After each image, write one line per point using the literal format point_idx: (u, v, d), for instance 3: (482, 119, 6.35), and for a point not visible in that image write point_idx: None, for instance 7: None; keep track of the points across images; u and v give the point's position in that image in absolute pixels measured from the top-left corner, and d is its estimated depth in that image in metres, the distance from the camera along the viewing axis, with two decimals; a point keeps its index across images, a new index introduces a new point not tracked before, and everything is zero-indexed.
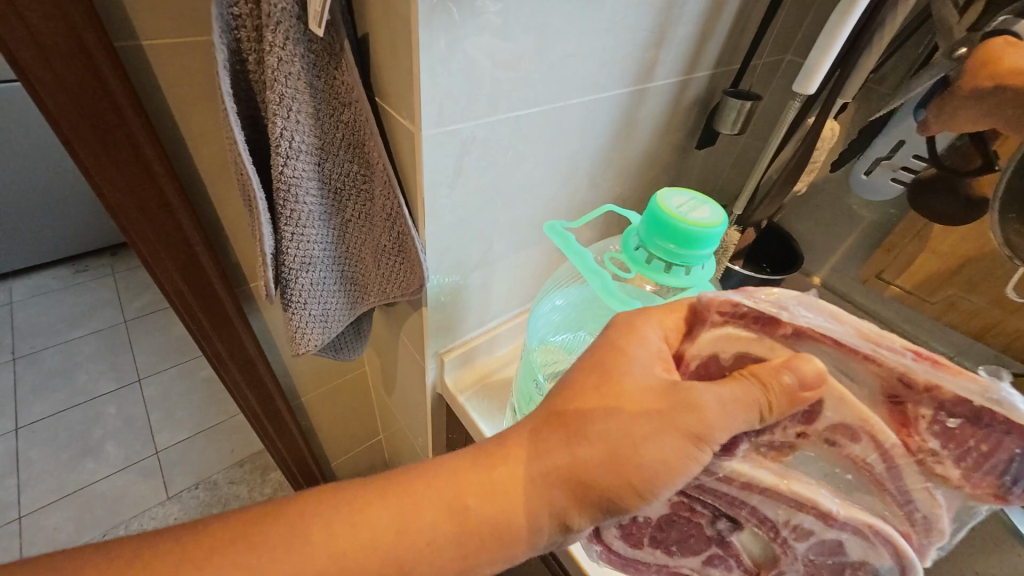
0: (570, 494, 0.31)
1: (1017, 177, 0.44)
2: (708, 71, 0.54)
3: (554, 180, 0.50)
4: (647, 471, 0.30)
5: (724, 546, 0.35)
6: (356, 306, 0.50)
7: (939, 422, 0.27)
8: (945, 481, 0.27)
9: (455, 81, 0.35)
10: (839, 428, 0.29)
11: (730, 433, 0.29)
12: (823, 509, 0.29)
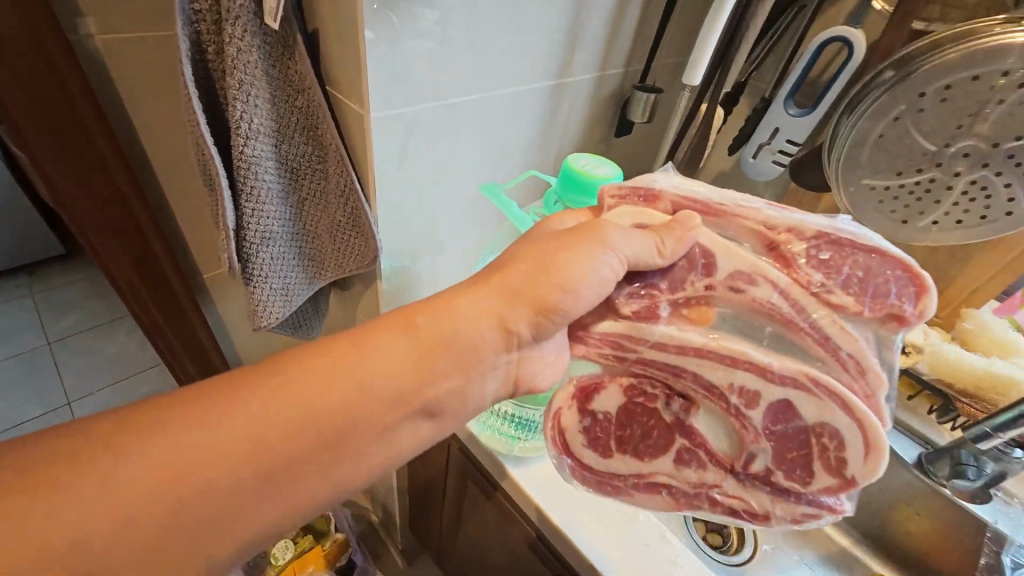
0: (505, 302, 0.37)
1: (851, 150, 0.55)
2: (619, 70, 0.63)
3: (493, 164, 0.57)
4: (568, 272, 0.36)
5: (690, 437, 0.41)
6: (314, 281, 0.54)
7: (813, 257, 0.36)
8: (847, 310, 0.35)
9: (398, 72, 0.41)
10: (734, 274, 0.37)
11: (633, 246, 0.36)
12: (754, 360, 0.37)
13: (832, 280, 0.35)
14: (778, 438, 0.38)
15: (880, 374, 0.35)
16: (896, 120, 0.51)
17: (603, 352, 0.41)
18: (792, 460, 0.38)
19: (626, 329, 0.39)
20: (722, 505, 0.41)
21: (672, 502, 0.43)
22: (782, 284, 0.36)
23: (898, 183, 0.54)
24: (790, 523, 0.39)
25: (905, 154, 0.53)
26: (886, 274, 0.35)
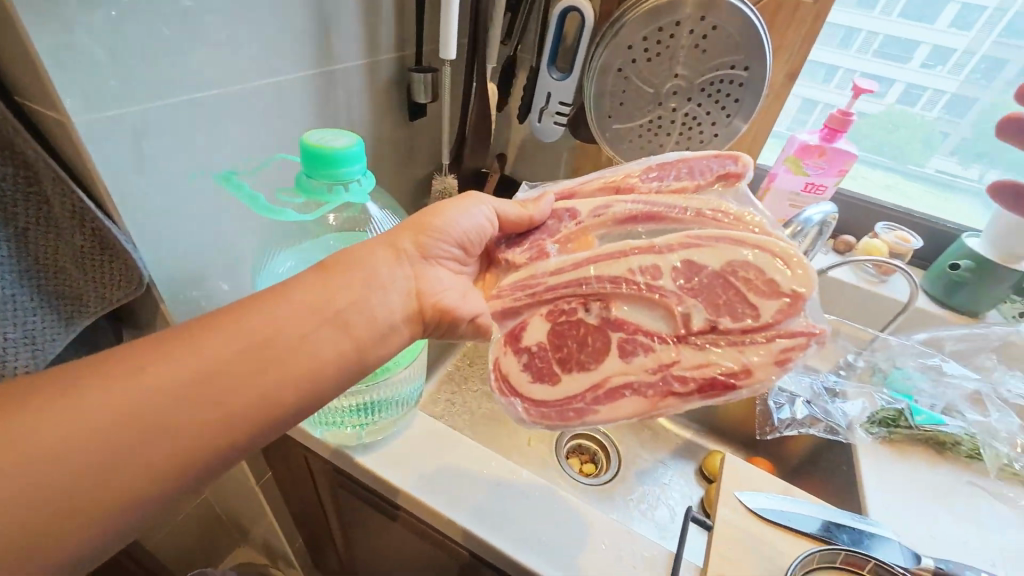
0: (405, 245, 0.49)
1: (594, 101, 0.64)
2: (391, 55, 0.67)
3: (275, 159, 0.56)
4: (451, 214, 0.52)
5: (624, 331, 0.46)
6: (71, 326, 0.45)
7: (646, 177, 0.53)
8: (684, 191, 0.51)
9: (110, 71, 0.39)
10: (594, 206, 0.52)
11: (500, 199, 0.54)
12: (636, 246, 0.47)
13: (665, 180, 0.52)
14: (702, 294, 0.45)
15: (738, 215, 0.48)
16: (619, 72, 0.61)
17: (520, 295, 0.49)
18: (724, 302, 0.44)
19: (527, 270, 0.51)
20: (700, 377, 0.43)
21: (653, 399, 0.43)
22: (638, 199, 0.51)
23: (636, 124, 0.65)
24: (779, 362, 0.42)
25: (633, 100, 0.63)
26: (706, 163, 0.52)
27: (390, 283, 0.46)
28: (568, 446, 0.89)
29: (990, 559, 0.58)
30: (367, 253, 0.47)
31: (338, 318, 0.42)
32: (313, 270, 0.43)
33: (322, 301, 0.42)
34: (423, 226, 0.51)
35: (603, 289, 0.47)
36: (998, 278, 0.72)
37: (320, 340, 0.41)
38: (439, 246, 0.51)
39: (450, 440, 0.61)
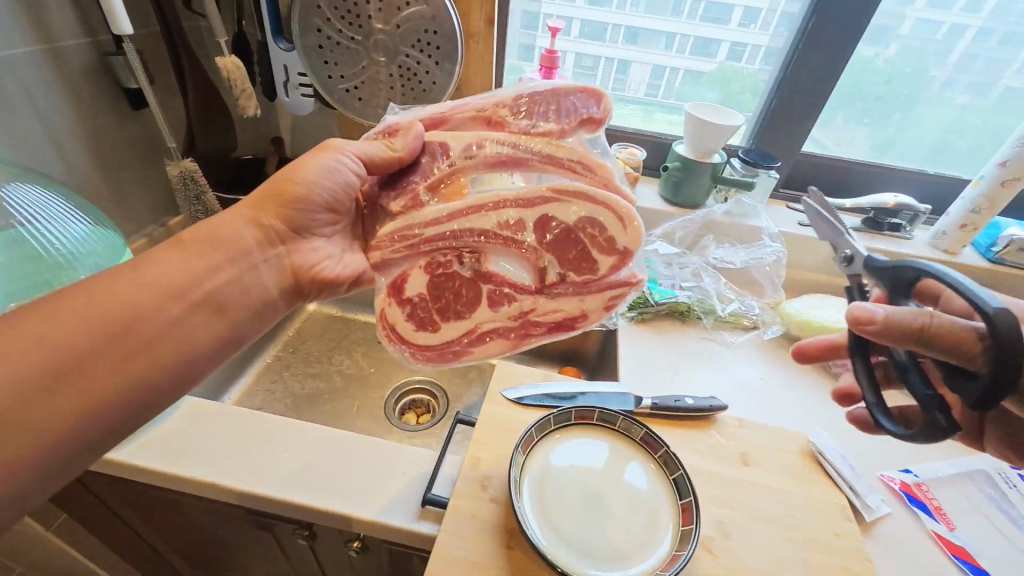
0: (273, 210, 0.50)
1: (306, 63, 0.67)
2: (79, 40, 0.65)
3: None
4: (309, 179, 0.51)
5: (494, 282, 0.48)
6: None
7: (517, 114, 0.48)
8: (550, 133, 0.47)
9: None
10: (466, 145, 0.48)
11: (359, 147, 0.51)
12: (502, 197, 0.46)
13: (533, 119, 0.47)
14: (557, 246, 0.46)
15: (600, 165, 0.46)
16: (317, 32, 0.65)
17: (396, 246, 0.48)
18: (573, 257, 0.46)
19: (401, 222, 0.49)
20: (551, 322, 0.47)
21: (508, 345, 0.48)
22: (507, 139, 0.47)
23: (355, 80, 0.69)
24: (605, 308, 0.46)
25: (342, 57, 0.67)
26: (570, 99, 0.47)
27: (261, 262, 0.50)
28: (402, 404, 0.93)
29: (705, 388, 0.73)
30: (237, 228, 0.49)
31: (210, 301, 0.46)
32: (172, 248, 0.46)
33: (198, 278, 0.45)
34: (287, 197, 0.50)
35: (478, 244, 0.46)
36: (699, 173, 0.86)
37: (195, 321, 0.45)
38: (308, 214, 0.52)
39: (223, 416, 0.61)
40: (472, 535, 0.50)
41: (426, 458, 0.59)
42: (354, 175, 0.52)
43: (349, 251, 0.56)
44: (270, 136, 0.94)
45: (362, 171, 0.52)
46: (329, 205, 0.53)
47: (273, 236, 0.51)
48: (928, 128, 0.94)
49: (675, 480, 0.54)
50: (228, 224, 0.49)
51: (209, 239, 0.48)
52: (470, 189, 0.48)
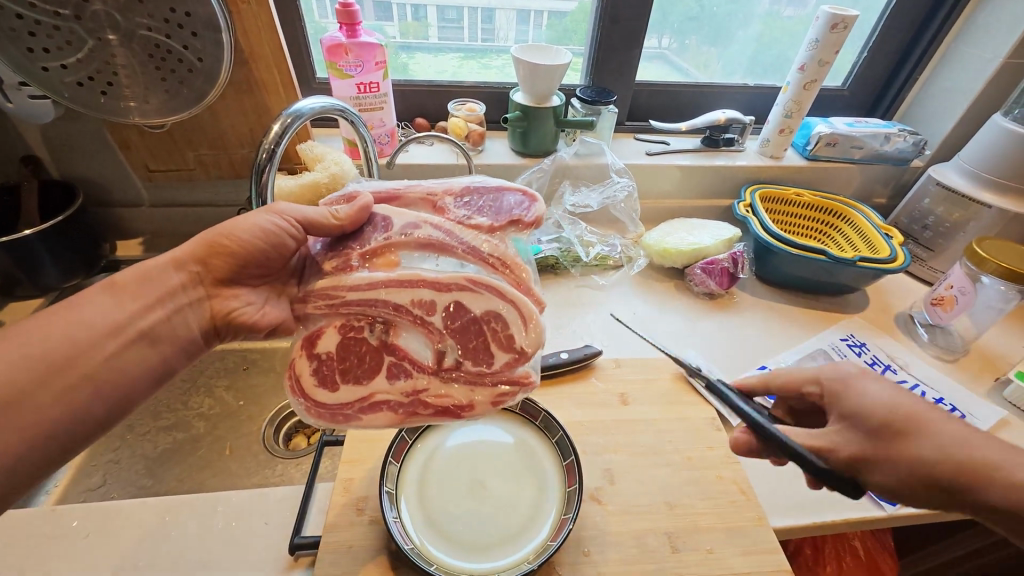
0: (201, 261, 0.45)
1: (9, 60, 0.52)
2: None
3: None
4: (241, 237, 0.44)
5: (399, 354, 0.41)
6: None
7: (460, 204, 0.44)
8: (483, 229, 0.43)
9: None
10: (405, 224, 0.43)
11: (302, 212, 0.44)
12: (424, 277, 0.41)
13: (470, 211, 0.43)
14: (458, 332, 0.40)
15: (520, 265, 0.42)
16: (2, 10, 0.49)
17: (315, 305, 0.41)
18: (475, 348, 0.40)
19: (329, 281, 0.42)
20: (453, 402, 0.40)
21: (399, 417, 0.40)
22: (443, 224, 0.42)
23: (87, 69, 0.54)
24: (494, 405, 0.40)
25: (56, 39, 0.52)
26: (508, 198, 0.44)
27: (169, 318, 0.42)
28: (287, 429, 0.82)
29: (583, 335, 0.73)
30: (164, 269, 0.43)
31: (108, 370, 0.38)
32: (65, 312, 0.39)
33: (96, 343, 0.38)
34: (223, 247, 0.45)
35: (394, 313, 0.40)
36: (542, 120, 0.83)
37: (94, 395, 0.37)
38: (236, 267, 0.45)
39: (13, 524, 0.48)
40: (351, 569, 0.45)
41: (289, 495, 0.52)
42: (280, 233, 0.44)
43: (273, 299, 0.47)
44: (18, 157, 0.74)
45: (297, 235, 0.45)
46: (262, 264, 0.45)
47: (197, 280, 0.45)
48: (738, 41, 0.97)
49: (557, 442, 0.52)
50: (139, 275, 0.42)
51: (136, 279, 0.42)
52: (400, 265, 0.42)
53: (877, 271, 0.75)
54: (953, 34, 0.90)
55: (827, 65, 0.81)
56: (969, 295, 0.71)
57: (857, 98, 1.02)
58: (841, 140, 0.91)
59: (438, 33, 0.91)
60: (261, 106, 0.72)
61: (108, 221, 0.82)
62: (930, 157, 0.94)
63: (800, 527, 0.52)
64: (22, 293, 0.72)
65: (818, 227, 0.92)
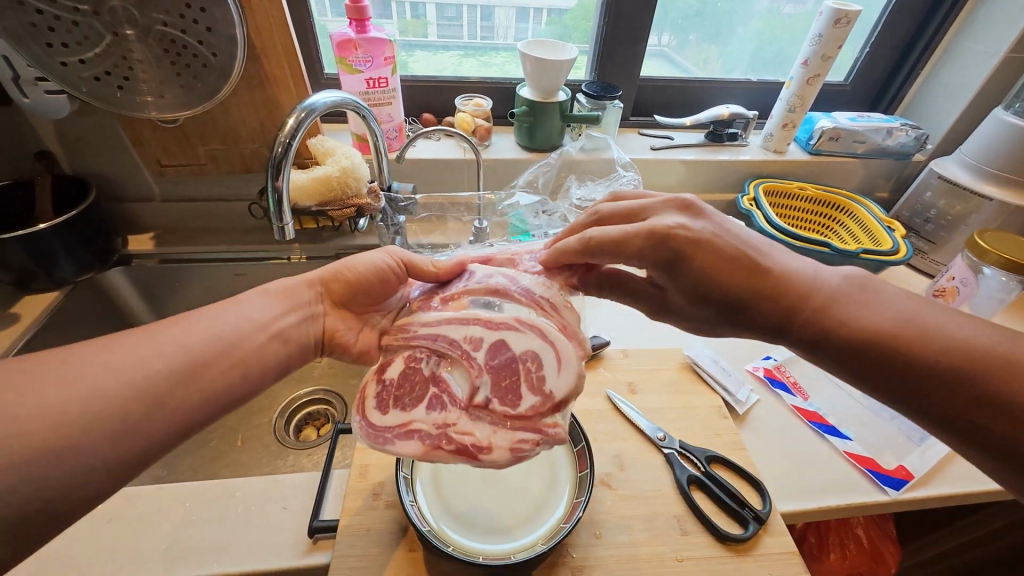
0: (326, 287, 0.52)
1: (29, 56, 0.53)
2: None
3: None
4: (359, 271, 0.52)
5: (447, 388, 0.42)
6: None
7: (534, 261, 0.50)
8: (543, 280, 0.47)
9: None
10: (483, 273, 0.48)
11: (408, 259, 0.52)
12: (482, 318, 0.44)
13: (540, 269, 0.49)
14: (496, 370, 0.42)
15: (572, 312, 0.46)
16: (22, 6, 0.50)
17: (392, 338, 0.45)
18: (506, 387, 0.41)
19: (407, 319, 0.46)
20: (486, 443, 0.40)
21: (430, 449, 0.40)
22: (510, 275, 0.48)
23: (105, 64, 0.55)
24: (511, 453, 0.39)
25: (75, 35, 0.53)
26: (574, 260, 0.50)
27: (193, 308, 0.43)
28: (297, 421, 0.83)
29: (590, 327, 0.74)
30: (298, 285, 0.51)
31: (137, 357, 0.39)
32: None
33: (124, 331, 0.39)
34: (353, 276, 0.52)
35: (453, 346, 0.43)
36: (549, 115, 0.84)
37: None
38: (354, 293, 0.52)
39: None
40: (370, 551, 0.46)
41: (306, 482, 0.53)
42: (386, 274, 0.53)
43: (364, 328, 0.54)
44: (31, 153, 0.75)
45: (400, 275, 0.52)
46: (370, 293, 0.52)
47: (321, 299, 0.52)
48: (737, 39, 0.98)
49: (568, 430, 0.54)
50: None
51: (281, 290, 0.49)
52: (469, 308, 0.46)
53: (880, 264, 0.76)
54: (954, 30, 0.90)
55: (831, 60, 0.82)
56: (971, 287, 0.72)
57: (859, 94, 1.03)
58: (843, 135, 0.92)
59: (438, 30, 0.92)
60: (272, 101, 0.73)
61: (119, 217, 0.83)
62: (931, 151, 0.95)
63: (805, 511, 0.53)
64: (37, 287, 0.73)
65: (820, 221, 0.93)
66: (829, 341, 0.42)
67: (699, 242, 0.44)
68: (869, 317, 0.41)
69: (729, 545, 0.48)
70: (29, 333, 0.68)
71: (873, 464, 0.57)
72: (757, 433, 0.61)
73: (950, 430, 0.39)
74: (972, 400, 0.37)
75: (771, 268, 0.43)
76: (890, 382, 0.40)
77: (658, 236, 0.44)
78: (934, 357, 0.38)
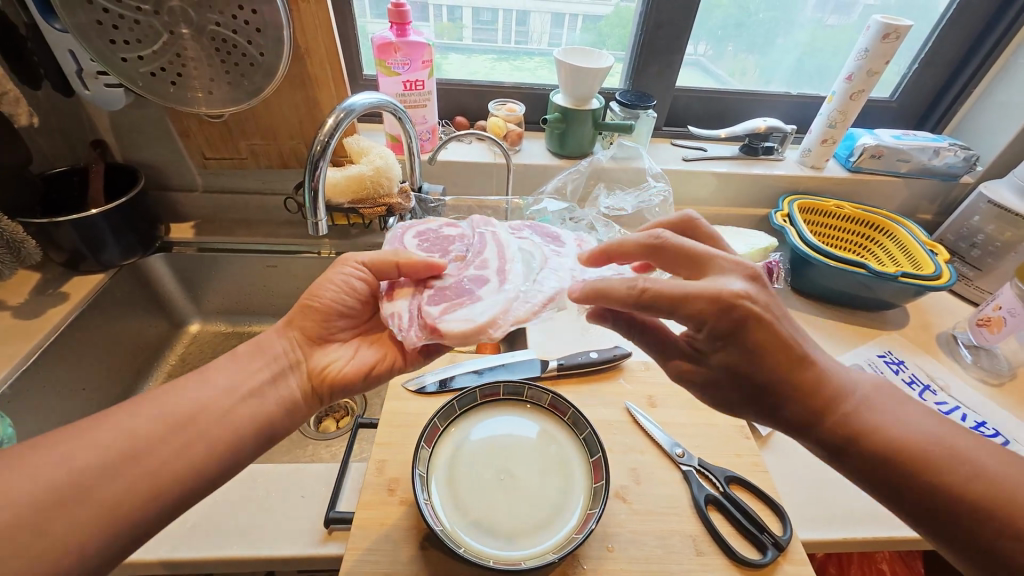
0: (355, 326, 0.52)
1: (93, 53, 0.57)
2: None
3: None
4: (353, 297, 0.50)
5: (427, 296, 0.48)
6: None
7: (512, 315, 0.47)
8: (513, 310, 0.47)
9: None
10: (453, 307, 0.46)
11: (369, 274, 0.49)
12: (457, 309, 0.47)
13: (522, 309, 0.46)
14: (441, 295, 0.47)
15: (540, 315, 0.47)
16: (91, 4, 0.53)
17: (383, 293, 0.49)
18: (445, 292, 0.47)
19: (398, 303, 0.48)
20: (466, 300, 0.47)
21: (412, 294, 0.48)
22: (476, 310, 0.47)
23: (160, 61, 0.58)
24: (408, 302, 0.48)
25: (135, 32, 0.56)
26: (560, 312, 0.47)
27: None
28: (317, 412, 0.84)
29: (612, 336, 0.73)
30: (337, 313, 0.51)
31: None
32: None
33: None
34: (323, 314, 0.50)
35: (432, 302, 0.47)
36: (582, 121, 0.83)
37: None
38: (327, 321, 0.50)
39: None
40: (384, 546, 0.46)
41: (323, 472, 0.55)
42: (375, 273, 0.50)
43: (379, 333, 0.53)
44: (87, 140, 0.79)
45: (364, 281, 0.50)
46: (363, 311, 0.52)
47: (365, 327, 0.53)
48: (776, 50, 0.96)
49: (584, 439, 0.54)
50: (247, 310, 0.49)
51: (252, 346, 0.48)
52: (454, 312, 0.46)
53: (918, 288, 0.73)
54: (1012, 47, 0.86)
55: (876, 75, 0.79)
56: (1019, 318, 0.68)
57: (905, 111, 1.00)
58: (886, 153, 0.89)
59: (474, 34, 0.93)
60: (312, 100, 0.75)
61: (164, 205, 0.87)
62: (982, 172, 0.91)
63: (827, 542, 0.52)
64: (85, 269, 0.77)
65: (858, 241, 0.90)
66: (855, 448, 0.39)
67: (765, 316, 0.37)
68: (897, 430, 0.39)
69: (745, 567, 0.47)
70: (75, 311, 0.72)
71: None
72: (780, 456, 0.59)
73: (931, 523, 0.38)
74: (994, 526, 0.36)
75: (810, 357, 0.39)
76: (936, 516, 0.37)
77: (724, 307, 0.37)
78: (967, 480, 0.37)
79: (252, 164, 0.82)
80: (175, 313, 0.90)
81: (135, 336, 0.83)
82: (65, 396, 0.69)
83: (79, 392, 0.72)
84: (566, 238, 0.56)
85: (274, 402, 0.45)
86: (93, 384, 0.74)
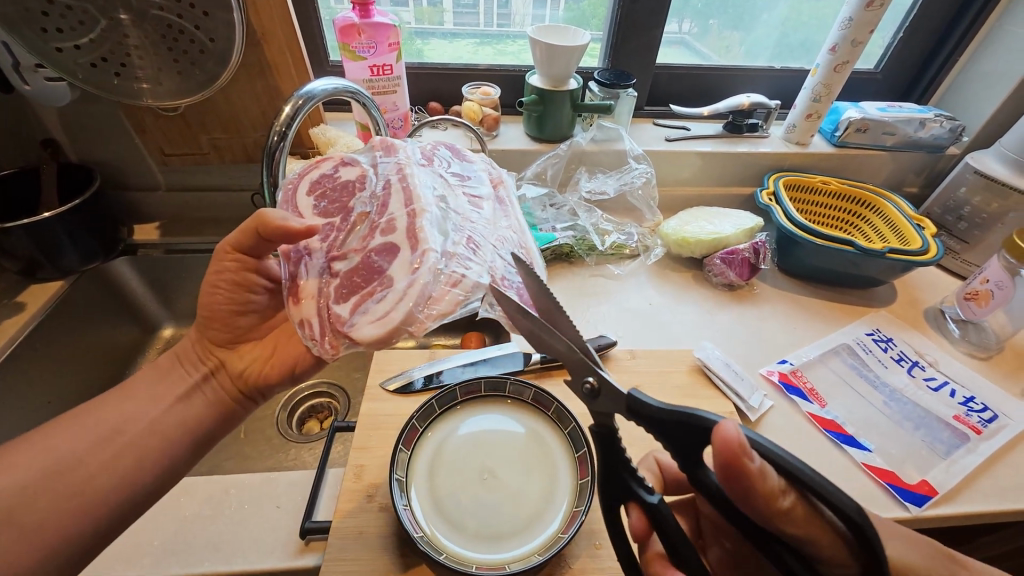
0: (245, 340, 0.51)
1: (25, 45, 0.53)
2: None
3: None
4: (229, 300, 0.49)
5: (333, 295, 0.41)
6: None
7: (429, 287, 0.39)
8: (438, 280, 0.39)
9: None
10: (363, 297, 0.39)
11: (249, 241, 0.44)
12: (367, 299, 0.39)
13: (439, 290, 0.39)
14: (348, 284, 0.40)
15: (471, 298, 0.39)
16: None
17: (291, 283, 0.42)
18: (352, 280, 0.40)
19: (310, 290, 0.41)
20: (377, 283, 0.40)
21: (326, 277, 0.42)
22: (396, 293, 0.39)
23: (101, 50, 0.54)
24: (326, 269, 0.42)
25: (69, 19, 0.51)
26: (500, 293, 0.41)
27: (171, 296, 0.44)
28: (299, 414, 0.81)
29: (597, 325, 0.71)
30: (226, 334, 0.50)
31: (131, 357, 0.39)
32: None
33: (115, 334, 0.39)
34: (221, 318, 0.49)
35: (338, 299, 0.40)
36: (561, 104, 0.80)
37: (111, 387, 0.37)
38: (227, 326, 0.49)
39: None
40: (361, 555, 0.44)
41: (300, 480, 0.53)
42: (251, 252, 0.46)
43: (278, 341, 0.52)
44: (37, 140, 0.75)
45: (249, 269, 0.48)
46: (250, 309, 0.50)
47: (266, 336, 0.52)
48: (761, 24, 0.93)
49: (569, 433, 0.52)
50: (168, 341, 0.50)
51: (168, 361, 0.49)
52: (366, 302, 0.39)
53: (906, 264, 0.71)
54: (997, 12, 0.84)
55: (861, 45, 0.76)
56: (1007, 290, 0.67)
57: (890, 83, 0.98)
58: (871, 126, 0.87)
59: (455, 18, 0.89)
60: (273, 89, 0.71)
61: (125, 205, 0.83)
62: (968, 143, 0.89)
63: None
64: (43, 276, 0.73)
65: (844, 217, 0.88)
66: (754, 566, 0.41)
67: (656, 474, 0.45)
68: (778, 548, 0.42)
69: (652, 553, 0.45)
70: (31, 322, 0.69)
71: (893, 478, 0.54)
72: None
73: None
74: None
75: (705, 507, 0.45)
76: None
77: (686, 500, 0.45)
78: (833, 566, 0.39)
79: (216, 158, 0.78)
80: (146, 317, 0.86)
81: (101, 344, 0.79)
82: (26, 410, 0.66)
83: (43, 405, 0.69)
84: (478, 178, 0.51)
85: (203, 406, 0.48)
86: (59, 396, 0.71)
